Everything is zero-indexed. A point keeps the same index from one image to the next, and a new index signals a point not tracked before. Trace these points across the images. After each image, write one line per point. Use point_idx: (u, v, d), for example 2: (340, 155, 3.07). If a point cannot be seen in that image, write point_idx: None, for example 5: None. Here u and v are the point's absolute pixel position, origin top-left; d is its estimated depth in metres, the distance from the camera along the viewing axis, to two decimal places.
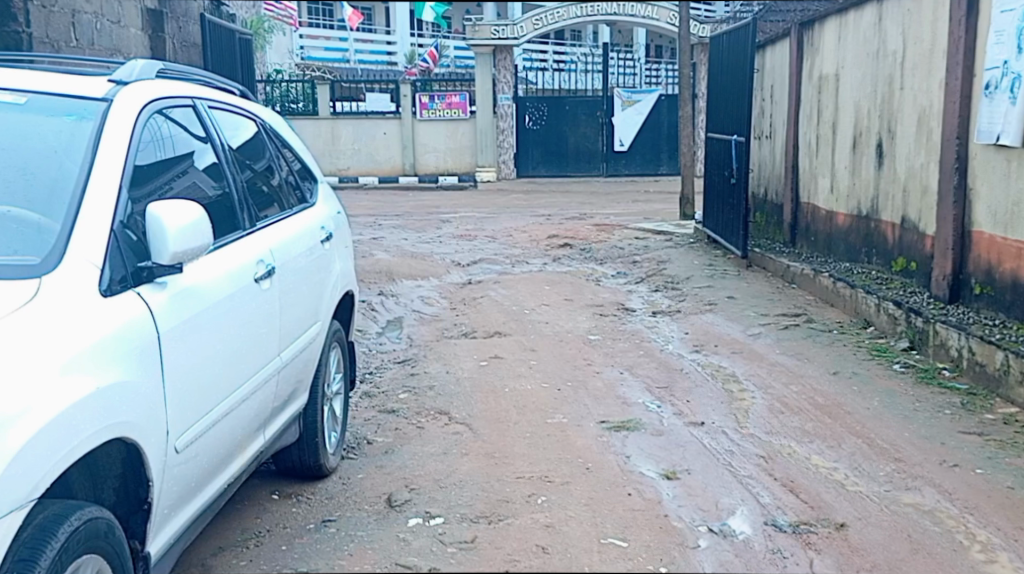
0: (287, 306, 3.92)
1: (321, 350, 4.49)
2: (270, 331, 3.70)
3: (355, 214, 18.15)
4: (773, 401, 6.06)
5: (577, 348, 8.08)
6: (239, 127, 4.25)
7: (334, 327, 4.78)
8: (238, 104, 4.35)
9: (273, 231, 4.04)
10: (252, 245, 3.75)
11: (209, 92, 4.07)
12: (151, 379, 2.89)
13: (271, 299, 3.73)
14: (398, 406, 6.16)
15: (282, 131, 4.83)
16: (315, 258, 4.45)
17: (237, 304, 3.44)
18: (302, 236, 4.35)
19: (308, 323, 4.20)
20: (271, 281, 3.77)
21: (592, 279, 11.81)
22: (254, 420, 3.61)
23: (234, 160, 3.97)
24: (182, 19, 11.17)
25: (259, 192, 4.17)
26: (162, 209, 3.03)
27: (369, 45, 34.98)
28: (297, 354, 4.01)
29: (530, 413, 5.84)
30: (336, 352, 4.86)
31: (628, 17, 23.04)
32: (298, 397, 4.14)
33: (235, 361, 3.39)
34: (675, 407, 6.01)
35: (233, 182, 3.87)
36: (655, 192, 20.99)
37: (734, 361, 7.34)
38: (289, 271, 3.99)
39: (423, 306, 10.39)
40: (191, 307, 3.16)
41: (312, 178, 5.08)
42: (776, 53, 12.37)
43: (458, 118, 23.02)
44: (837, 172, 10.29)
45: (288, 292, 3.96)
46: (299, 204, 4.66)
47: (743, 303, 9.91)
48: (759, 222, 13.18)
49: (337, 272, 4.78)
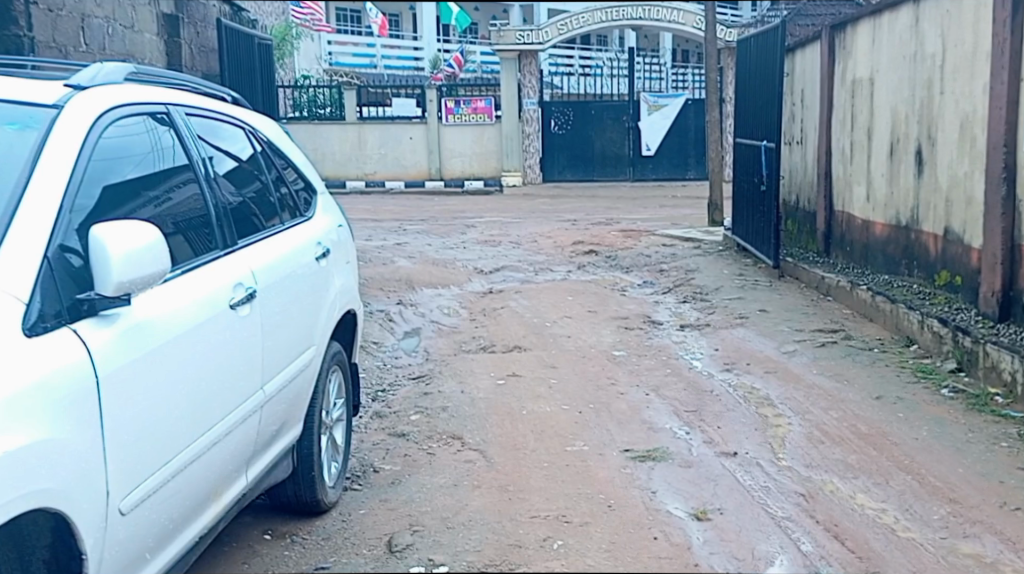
0: (272, 332, 3.56)
1: (317, 376, 4.11)
2: (250, 363, 3.34)
3: (380, 220, 17.81)
4: (812, 428, 5.62)
5: (600, 365, 7.66)
6: (224, 136, 3.91)
7: (333, 350, 4.39)
8: (223, 111, 4.02)
9: (257, 250, 3.69)
10: (231, 268, 3.40)
11: (188, 98, 3.74)
12: (87, 433, 2.52)
13: (251, 327, 3.38)
14: (408, 429, 5.76)
15: (277, 142, 4.49)
16: (309, 277, 4.09)
17: (208, 335, 3.08)
18: (294, 254, 4.00)
19: (300, 350, 3.84)
20: (251, 306, 3.42)
21: (617, 289, 11.39)
22: (234, 462, 3.25)
23: (213, 173, 3.61)
24: (200, 24, 10.84)
25: (244, 206, 3.82)
26: (106, 232, 2.66)
27: (397, 51, 34.18)
28: (284, 386, 3.64)
29: (549, 440, 5.43)
30: (336, 375, 4.47)
31: (654, 22, 22.55)
32: (290, 430, 3.76)
33: (206, 400, 3.03)
34: (705, 434, 5.57)
35: (211, 196, 3.51)
36: (683, 198, 20.50)
37: (768, 382, 6.90)
38: (273, 295, 3.63)
39: (442, 316, 9.99)
40: (145, 344, 2.79)
41: (311, 191, 4.73)
42: (806, 57, 11.91)
43: (484, 122, 22.64)
44: (872, 179, 9.83)
45: (274, 315, 3.61)
46: (294, 219, 4.31)
47: (776, 316, 9.46)
48: (790, 230, 12.72)
49: (337, 291, 4.42)
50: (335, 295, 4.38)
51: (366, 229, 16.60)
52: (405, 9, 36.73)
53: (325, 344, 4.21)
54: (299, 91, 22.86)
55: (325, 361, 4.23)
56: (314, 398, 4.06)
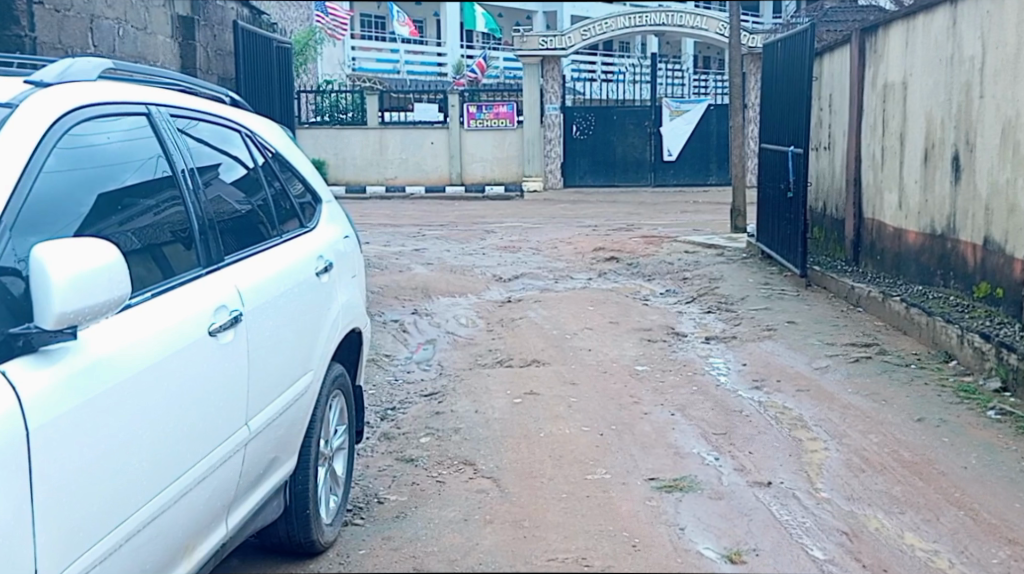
0: (261, 358, 3.22)
1: (316, 402, 3.76)
2: (231, 395, 3.00)
3: (400, 225, 17.48)
4: (850, 454, 5.25)
5: (622, 381, 7.27)
6: (214, 137, 3.56)
7: (335, 373, 4.03)
8: (217, 112, 3.67)
9: (247, 266, 3.35)
10: (213, 289, 3.06)
11: (174, 96, 3.40)
12: (14, 498, 2.19)
13: (234, 357, 3.04)
14: (417, 454, 5.42)
15: (279, 147, 4.14)
16: (309, 294, 3.73)
17: (177, 368, 2.75)
18: (293, 268, 3.65)
19: (296, 374, 3.50)
20: (235, 332, 3.08)
21: (639, 298, 11.01)
22: (211, 509, 2.92)
23: (198, 181, 3.27)
24: (218, 27, 10.53)
25: (234, 216, 3.47)
26: (49, 252, 2.32)
27: (420, 57, 33.88)
28: (274, 417, 3.29)
29: (568, 466, 5.06)
30: (337, 401, 4.09)
31: (677, 28, 22.18)
32: (282, 465, 3.42)
33: (172, 445, 2.70)
34: (736, 460, 5.19)
35: (194, 207, 3.17)
36: (706, 203, 20.09)
37: (800, 401, 6.51)
38: (264, 318, 3.29)
39: (458, 327, 9.63)
40: (95, 383, 2.45)
41: (316, 199, 4.38)
42: (835, 61, 11.50)
43: (506, 127, 22.29)
44: (905, 187, 9.41)
45: (265, 339, 3.27)
46: (293, 230, 3.96)
47: (805, 328, 9.06)
48: (818, 237, 12.30)
49: (341, 307, 4.06)
50: (339, 311, 4.03)
51: (384, 234, 16.26)
52: (430, 15, 36.36)
53: (327, 366, 3.87)
54: (321, 96, 22.76)
55: (325, 385, 3.87)
56: (311, 425, 3.71)
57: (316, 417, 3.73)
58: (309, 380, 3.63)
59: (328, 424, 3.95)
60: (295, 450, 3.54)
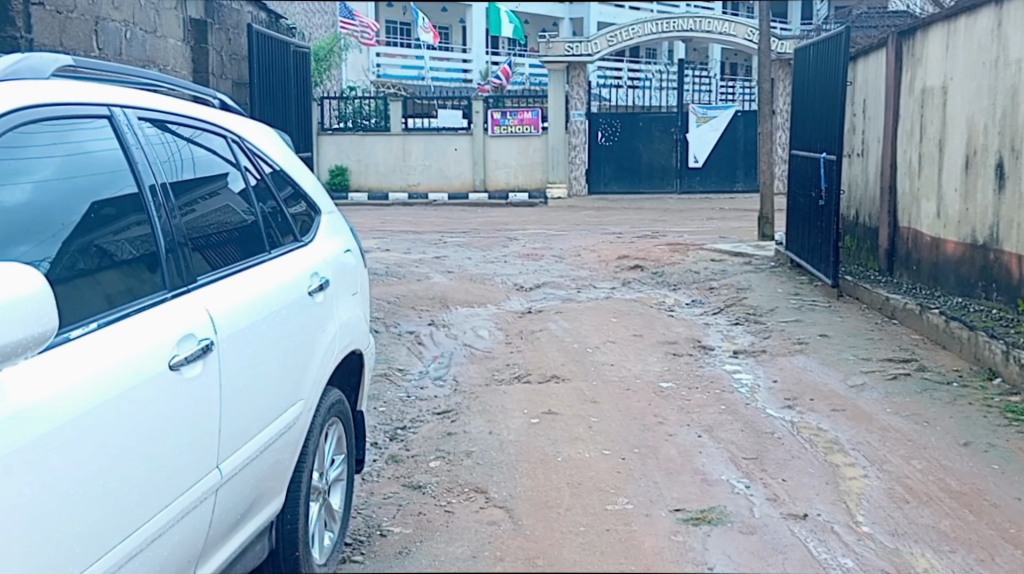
0: (237, 391, 2.91)
1: (310, 434, 3.43)
2: (196, 438, 2.71)
3: (422, 232, 17.16)
4: (892, 481, 4.88)
5: (646, 399, 6.90)
6: (195, 144, 3.27)
7: (334, 399, 3.70)
8: (201, 115, 3.37)
9: (223, 287, 3.04)
10: (179, 315, 2.76)
11: (149, 98, 3.11)
12: None
13: (201, 395, 2.74)
14: (426, 480, 5.09)
15: (272, 153, 3.81)
16: (301, 317, 3.40)
17: (125, 411, 2.45)
18: (282, 288, 3.33)
19: (282, 405, 3.18)
20: (204, 364, 2.78)
21: (663, 308, 10.65)
22: (171, 566, 2.62)
23: (168, 193, 2.97)
24: (232, 31, 10.22)
25: (214, 232, 3.16)
26: None
27: (446, 64, 33.44)
28: (252, 457, 2.98)
29: (587, 495, 4.70)
30: (335, 429, 3.75)
31: (706, 34, 21.60)
32: (264, 508, 3.11)
33: (114, 502, 2.40)
34: (769, 488, 4.82)
35: (160, 224, 2.87)
36: (732, 210, 19.65)
37: (837, 424, 6.14)
38: (241, 345, 2.97)
39: (476, 339, 9.29)
40: (13, 439, 2.16)
41: (315, 210, 4.04)
42: (870, 65, 11.12)
43: (531, 134, 21.94)
44: (943, 194, 9.01)
45: (242, 370, 2.96)
46: (287, 244, 3.64)
47: (838, 342, 8.67)
48: (850, 247, 11.90)
49: (340, 330, 3.74)
50: (337, 333, 3.70)
51: (405, 241, 15.94)
52: (455, 22, 35.83)
53: (322, 393, 3.54)
54: (344, 102, 22.36)
55: (322, 411, 3.54)
56: (304, 456, 3.38)
57: (310, 447, 3.41)
58: (300, 411, 3.32)
59: (324, 455, 3.62)
60: (283, 486, 3.23)
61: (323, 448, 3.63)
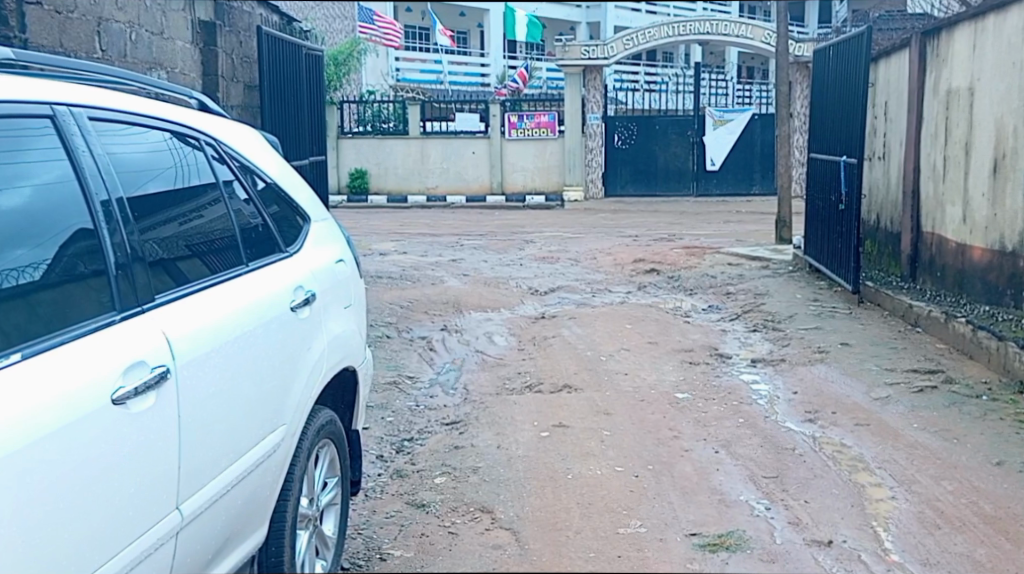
0: (198, 422, 2.79)
1: (290, 462, 3.28)
2: (148, 479, 2.57)
3: (439, 235, 16.90)
4: (923, 506, 4.63)
5: (661, 411, 6.64)
6: (161, 148, 3.13)
7: (324, 421, 3.53)
8: (169, 118, 3.22)
9: (183, 307, 2.90)
10: (129, 341, 2.62)
11: (103, 94, 2.94)
12: None
13: (153, 430, 2.60)
14: (430, 498, 4.84)
15: (250, 157, 3.66)
16: (277, 338, 3.26)
17: (50, 456, 2.29)
18: (258, 307, 3.20)
19: (254, 434, 3.05)
20: (157, 396, 2.63)
21: (679, 314, 10.40)
22: None
23: (122, 205, 2.81)
24: (244, 34, 9.91)
25: (181, 247, 3.03)
26: None
27: (464, 67, 33.14)
28: (215, 492, 2.84)
29: (598, 517, 4.45)
30: (326, 451, 3.56)
31: (722, 37, 21.30)
32: (234, 545, 2.97)
33: (42, 550, 2.26)
34: (790, 510, 4.56)
35: (109, 243, 2.71)
36: (749, 213, 19.40)
37: (861, 441, 5.91)
38: (201, 374, 2.82)
39: (489, 345, 9.05)
40: None
41: (300, 218, 3.88)
42: (892, 66, 10.83)
43: (548, 137, 21.68)
44: (970, 199, 8.71)
45: (205, 399, 2.83)
46: (267, 257, 3.50)
47: (860, 351, 8.38)
48: (871, 253, 11.62)
49: (326, 347, 3.60)
50: (324, 350, 3.57)
51: (421, 244, 15.69)
52: (474, 27, 35.44)
53: (304, 416, 3.39)
54: (363, 106, 22.19)
55: (308, 434, 3.40)
56: (287, 485, 3.25)
57: (295, 474, 3.29)
58: (279, 436, 3.20)
59: (313, 480, 3.44)
60: (263, 520, 3.12)
61: (312, 473, 3.45)
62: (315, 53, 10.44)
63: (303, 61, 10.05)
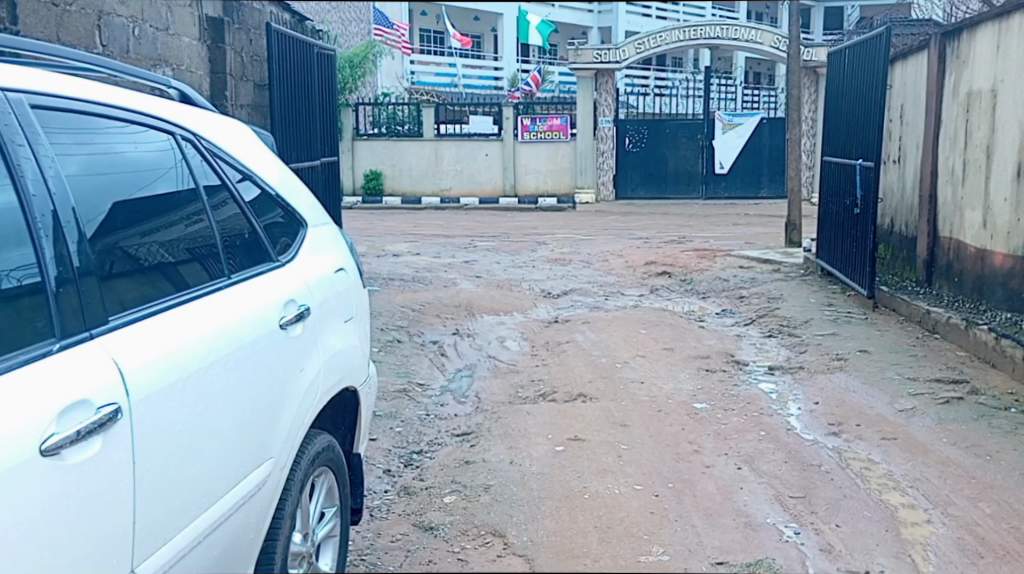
0: (160, 465, 2.59)
1: (276, 499, 3.08)
2: (94, 535, 2.38)
3: (452, 235, 16.66)
4: (962, 532, 4.41)
5: (680, 423, 6.36)
6: (129, 144, 2.91)
7: (317, 449, 3.34)
8: (144, 115, 2.99)
9: (143, 331, 2.68)
10: (74, 376, 2.41)
11: (59, 82, 2.72)
12: None
13: (99, 477, 2.40)
14: (438, 520, 4.58)
15: (241, 155, 3.43)
16: (261, 366, 3.04)
17: None
18: (239, 330, 2.98)
19: (231, 477, 2.85)
20: (104, 440, 2.42)
21: (693, 318, 10.12)
22: None
23: (68, 211, 2.60)
24: (254, 32, 9.63)
25: (143, 262, 2.82)
26: None
27: (478, 70, 32.81)
28: (184, 542, 2.65)
29: (616, 543, 4.21)
30: (320, 480, 3.40)
31: (731, 42, 20.84)
32: None
33: None
34: (822, 536, 4.32)
35: (51, 255, 2.51)
36: (757, 216, 19.11)
37: (889, 457, 5.66)
38: (161, 411, 2.61)
39: (501, 350, 8.80)
40: None
41: (296, 223, 3.66)
42: (909, 69, 10.57)
43: (559, 140, 21.38)
44: (991, 202, 8.44)
45: (169, 439, 2.62)
46: (257, 270, 3.28)
47: (879, 359, 8.10)
48: (885, 257, 11.32)
49: (323, 366, 3.40)
50: (320, 371, 3.37)
51: (435, 245, 15.44)
52: (488, 31, 35.21)
53: (294, 445, 3.18)
54: (378, 108, 22.03)
55: (301, 465, 3.23)
56: (276, 522, 3.08)
57: (285, 510, 3.11)
58: (265, 471, 3.01)
59: (308, 513, 3.27)
60: (249, 564, 2.95)
61: (307, 506, 3.28)
62: (328, 53, 10.17)
63: (314, 60, 9.75)
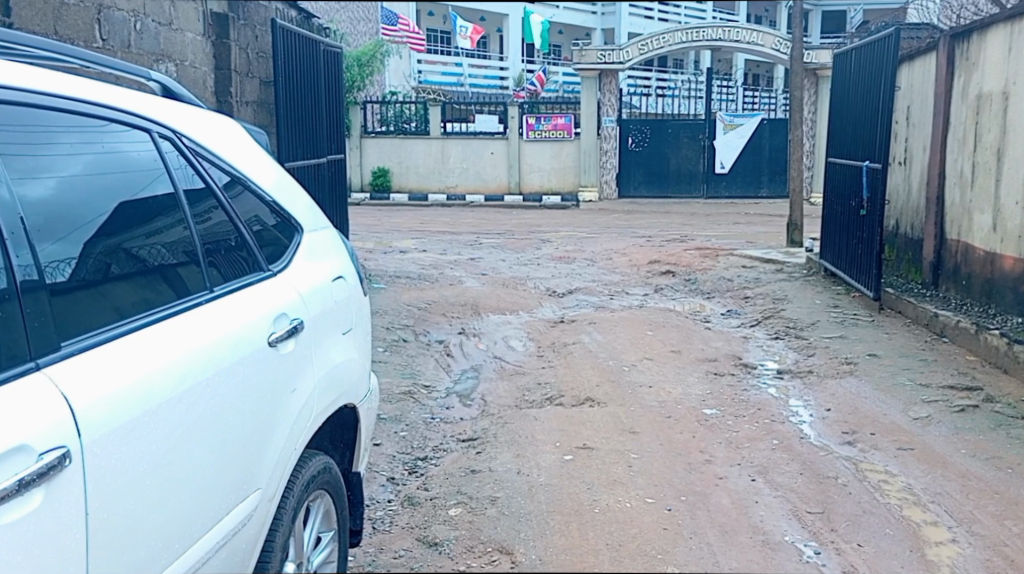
0: (125, 509, 2.41)
1: (264, 530, 2.91)
2: None
3: (458, 232, 16.48)
4: (989, 553, 4.25)
5: (690, 430, 6.18)
6: (98, 144, 2.70)
7: (312, 472, 3.16)
8: (119, 114, 2.80)
9: (108, 355, 2.49)
10: (17, 417, 2.22)
11: (17, 75, 2.51)
12: None
13: (36, 527, 2.21)
14: (444, 534, 4.40)
15: (229, 156, 3.24)
16: (246, 390, 2.85)
17: None
18: (222, 352, 2.79)
19: (207, 514, 2.67)
20: (48, 490, 2.24)
21: (700, 319, 9.94)
22: None
23: (15, 218, 2.39)
24: (260, 28, 9.41)
25: (113, 276, 2.62)
26: None
27: (484, 70, 32.58)
28: None
29: (629, 562, 4.04)
30: (319, 502, 3.24)
31: (732, 43, 20.47)
32: None
33: None
34: (843, 557, 4.17)
35: None
36: (758, 215, 18.89)
37: (907, 467, 5.50)
38: (122, 447, 2.42)
39: (507, 351, 8.61)
40: None
41: (290, 228, 3.47)
42: (915, 72, 10.42)
43: (563, 139, 21.17)
44: (1001, 205, 8.24)
45: (133, 479, 2.44)
46: (246, 283, 3.09)
47: (890, 363, 7.90)
48: (890, 258, 11.14)
49: (317, 385, 3.21)
50: (315, 390, 3.19)
51: (440, 241, 15.26)
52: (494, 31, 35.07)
53: (284, 472, 3.00)
54: (386, 106, 21.85)
55: (294, 491, 3.06)
56: (266, 555, 2.91)
57: (275, 542, 2.94)
58: (250, 504, 2.84)
59: (302, 542, 3.10)
60: None
61: (301, 534, 3.12)
62: (334, 50, 9.96)
63: (320, 58, 9.55)
